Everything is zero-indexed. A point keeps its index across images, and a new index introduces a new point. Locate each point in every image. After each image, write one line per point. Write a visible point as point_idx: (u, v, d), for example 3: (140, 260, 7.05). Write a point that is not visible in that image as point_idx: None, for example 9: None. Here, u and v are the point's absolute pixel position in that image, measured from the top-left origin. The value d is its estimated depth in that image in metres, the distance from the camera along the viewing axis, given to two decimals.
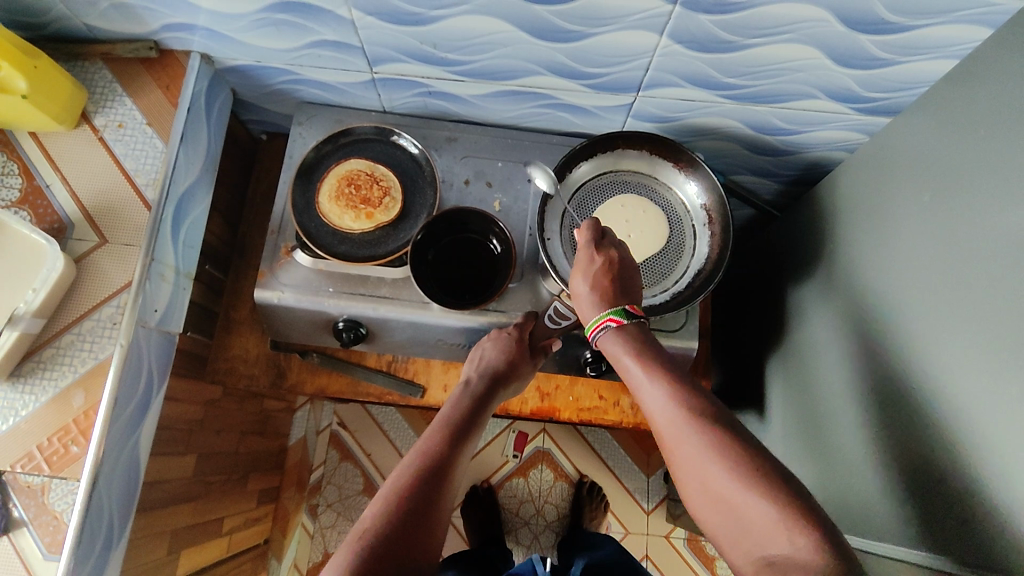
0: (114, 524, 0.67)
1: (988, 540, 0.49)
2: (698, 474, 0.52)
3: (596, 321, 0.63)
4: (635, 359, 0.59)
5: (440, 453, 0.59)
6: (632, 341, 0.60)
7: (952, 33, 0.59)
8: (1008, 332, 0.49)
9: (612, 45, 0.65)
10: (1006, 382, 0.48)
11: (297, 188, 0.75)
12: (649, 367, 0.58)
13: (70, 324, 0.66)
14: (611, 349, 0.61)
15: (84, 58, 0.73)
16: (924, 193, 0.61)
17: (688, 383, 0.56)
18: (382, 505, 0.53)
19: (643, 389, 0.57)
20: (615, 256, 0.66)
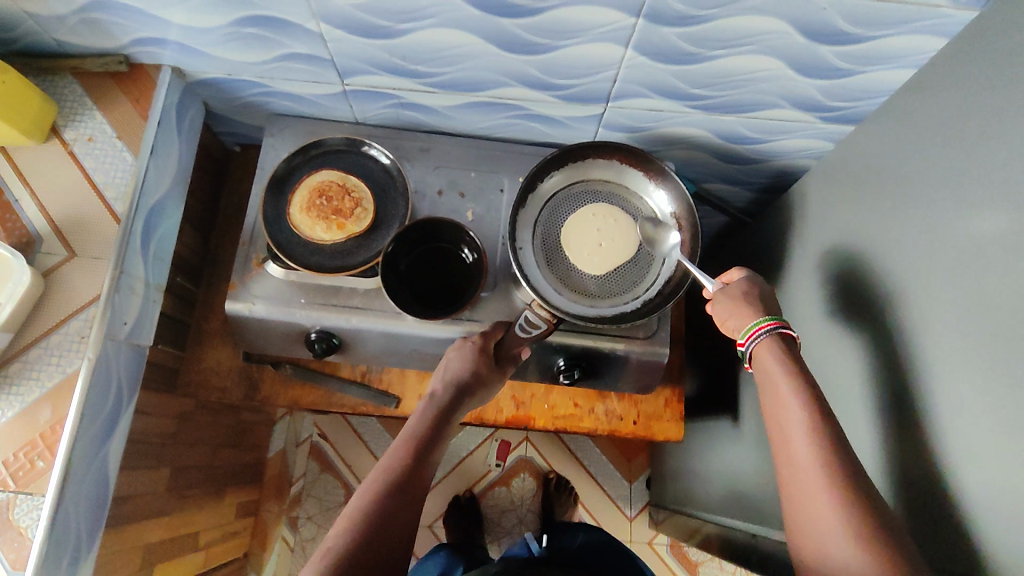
0: (82, 540, 0.67)
1: (952, 541, 0.50)
2: (816, 517, 0.50)
3: (763, 322, 0.61)
4: (788, 386, 0.56)
5: (402, 475, 0.59)
6: (791, 370, 0.57)
7: (908, 44, 0.61)
8: (968, 337, 0.50)
9: (579, 57, 0.66)
10: (967, 384, 0.49)
11: (268, 199, 0.75)
12: (809, 415, 0.54)
13: (37, 338, 0.66)
14: (768, 365, 0.59)
15: (53, 73, 0.73)
16: (888, 202, 0.62)
17: (834, 424, 0.54)
18: (344, 532, 0.54)
19: (789, 417, 0.55)
20: (760, 280, 0.67)
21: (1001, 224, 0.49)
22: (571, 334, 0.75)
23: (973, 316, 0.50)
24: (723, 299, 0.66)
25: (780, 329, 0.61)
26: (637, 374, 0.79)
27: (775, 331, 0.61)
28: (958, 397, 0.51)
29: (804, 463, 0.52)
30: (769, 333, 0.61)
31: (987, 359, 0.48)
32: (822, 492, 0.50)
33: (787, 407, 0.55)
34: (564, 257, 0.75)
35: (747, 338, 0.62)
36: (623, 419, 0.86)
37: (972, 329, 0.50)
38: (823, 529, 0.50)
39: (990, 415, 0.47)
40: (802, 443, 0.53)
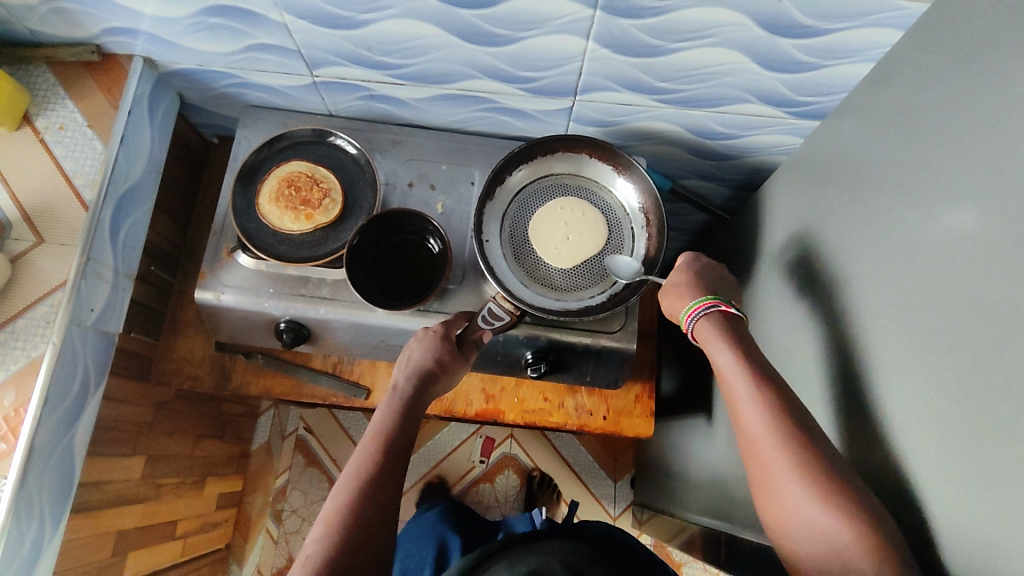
0: (46, 521, 0.68)
1: (913, 539, 0.50)
2: (778, 479, 0.54)
3: (700, 303, 0.67)
4: (733, 366, 0.61)
5: (377, 470, 0.58)
6: (733, 346, 0.63)
7: (867, 37, 0.61)
8: (928, 335, 0.49)
9: (543, 50, 0.66)
10: (923, 379, 0.49)
11: (237, 191, 0.75)
12: (754, 385, 0.59)
13: (4, 323, 0.67)
14: (711, 346, 0.64)
15: (27, 62, 0.74)
16: (852, 196, 0.61)
17: (778, 389, 0.58)
18: (326, 534, 0.53)
19: (738, 391, 0.60)
20: (699, 262, 0.73)
21: (963, 223, 0.47)
22: (540, 327, 0.74)
23: (933, 313, 0.49)
24: (668, 290, 0.72)
25: (715, 309, 0.67)
26: (606, 368, 0.79)
27: (713, 310, 0.66)
28: (915, 392, 0.50)
29: (758, 429, 0.57)
30: (705, 312, 0.67)
31: (946, 358, 0.47)
32: (779, 455, 0.55)
33: (735, 382, 0.60)
34: (532, 250, 0.75)
35: (687, 317, 0.68)
36: (593, 414, 0.85)
37: (931, 327, 0.49)
38: (795, 501, 0.53)
39: (947, 413, 0.47)
40: (754, 414, 0.58)
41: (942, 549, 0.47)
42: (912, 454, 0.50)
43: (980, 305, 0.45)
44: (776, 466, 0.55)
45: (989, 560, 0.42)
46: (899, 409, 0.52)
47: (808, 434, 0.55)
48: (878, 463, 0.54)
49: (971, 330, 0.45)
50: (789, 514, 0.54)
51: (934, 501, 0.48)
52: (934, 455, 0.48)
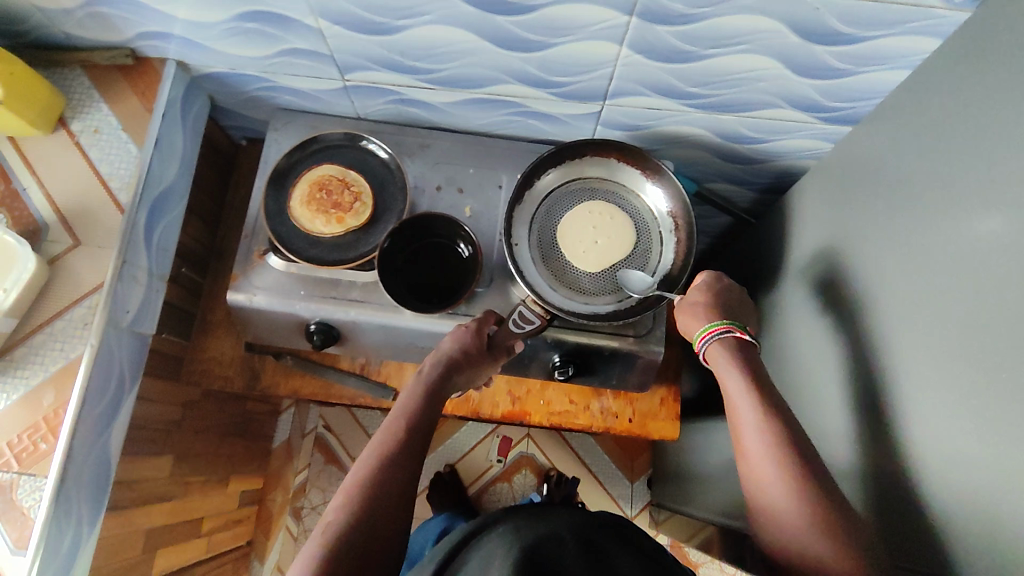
0: (84, 520, 0.69)
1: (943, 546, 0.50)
2: (775, 502, 0.57)
3: (713, 326, 0.68)
4: (737, 383, 0.63)
5: (397, 452, 0.58)
6: (740, 368, 0.64)
7: (902, 44, 0.61)
8: (962, 343, 0.50)
9: (576, 55, 0.66)
10: (957, 386, 0.50)
11: (269, 194, 0.76)
12: (757, 404, 0.61)
13: (42, 323, 0.68)
14: (719, 365, 0.66)
15: (62, 66, 0.75)
16: (883, 202, 0.62)
17: (779, 410, 0.60)
18: (344, 504, 0.53)
19: (743, 412, 0.61)
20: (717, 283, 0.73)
21: (996, 229, 0.48)
22: (567, 330, 0.74)
23: (969, 321, 0.49)
24: (682, 311, 0.72)
25: (731, 334, 0.67)
26: (632, 372, 0.79)
27: (726, 335, 0.67)
28: (949, 398, 0.50)
29: (757, 452, 0.59)
30: (718, 337, 0.67)
31: (981, 363, 0.48)
32: (777, 479, 0.57)
33: (739, 398, 0.62)
34: (560, 254, 0.76)
35: (699, 340, 0.69)
36: (618, 417, 0.86)
37: (965, 333, 0.50)
38: (786, 514, 0.56)
39: (983, 419, 0.47)
40: (755, 433, 0.59)
41: (974, 556, 0.47)
42: (942, 459, 0.51)
43: (1014, 311, 0.45)
44: (772, 490, 0.57)
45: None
46: (931, 415, 0.52)
47: (808, 462, 0.57)
48: (906, 468, 0.55)
49: (1004, 336, 0.46)
50: (781, 536, 0.56)
51: (965, 507, 0.48)
52: (968, 461, 0.48)
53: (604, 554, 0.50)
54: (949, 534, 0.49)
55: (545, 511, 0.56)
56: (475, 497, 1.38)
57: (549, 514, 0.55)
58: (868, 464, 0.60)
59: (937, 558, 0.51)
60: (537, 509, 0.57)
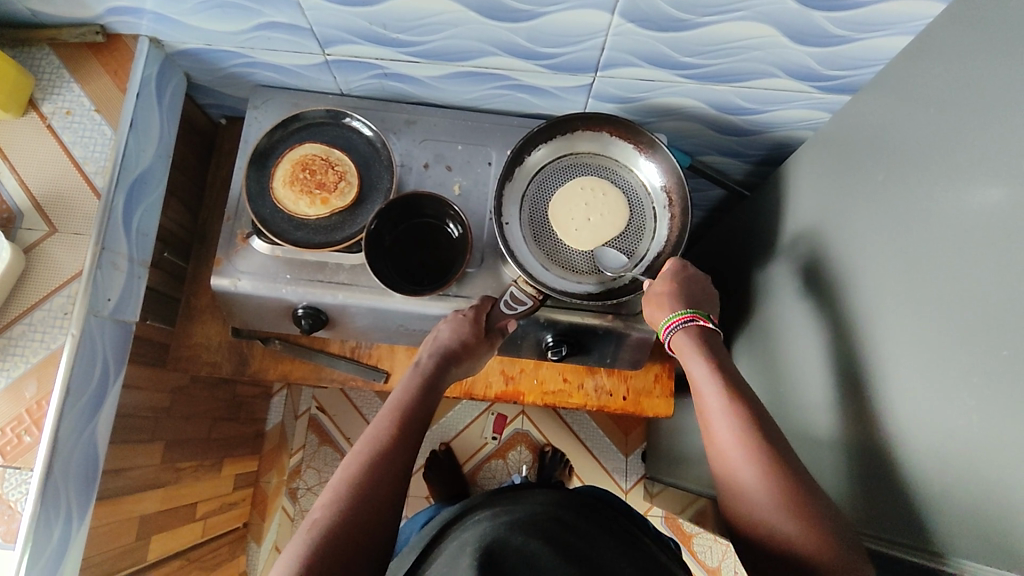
0: (72, 512, 0.68)
1: (921, 523, 0.50)
2: (748, 485, 0.55)
3: (676, 316, 0.67)
4: (704, 372, 0.63)
5: (392, 443, 0.57)
6: (706, 357, 0.64)
7: (905, 10, 0.58)
8: (949, 316, 0.49)
9: (565, 25, 0.64)
10: (943, 360, 0.49)
11: (251, 174, 0.74)
12: (725, 394, 0.60)
13: (21, 314, 0.66)
14: (685, 355, 0.65)
15: (29, 44, 0.72)
16: (879, 173, 0.60)
17: (746, 399, 0.60)
18: (334, 501, 0.52)
19: (709, 400, 0.61)
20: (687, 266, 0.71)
21: (994, 199, 0.47)
22: (559, 310, 0.73)
23: (957, 295, 0.49)
24: (648, 305, 0.71)
25: (694, 323, 0.66)
26: (625, 350, 0.78)
27: (691, 323, 0.66)
28: (936, 373, 0.50)
29: (726, 437, 0.58)
30: (682, 325, 0.66)
31: (970, 336, 0.47)
32: (746, 463, 0.56)
33: (708, 388, 0.62)
34: (552, 233, 0.74)
35: (665, 329, 0.68)
36: (613, 395, 0.85)
37: (955, 306, 0.49)
38: (756, 499, 0.55)
39: (972, 394, 0.46)
40: (723, 422, 0.59)
41: (950, 531, 0.47)
42: (924, 432, 0.50)
43: (1007, 283, 0.44)
44: (742, 473, 0.56)
45: (1005, 545, 0.43)
46: (918, 390, 0.51)
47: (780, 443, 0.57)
48: (891, 444, 0.54)
49: (996, 309, 0.45)
50: (755, 520, 0.55)
51: (944, 484, 0.48)
52: (953, 437, 0.47)
53: (576, 550, 0.49)
54: (931, 510, 0.49)
55: (524, 493, 0.55)
56: (470, 475, 1.39)
57: (526, 497, 0.54)
58: (853, 440, 0.59)
59: (917, 534, 0.51)
60: (515, 493, 0.56)
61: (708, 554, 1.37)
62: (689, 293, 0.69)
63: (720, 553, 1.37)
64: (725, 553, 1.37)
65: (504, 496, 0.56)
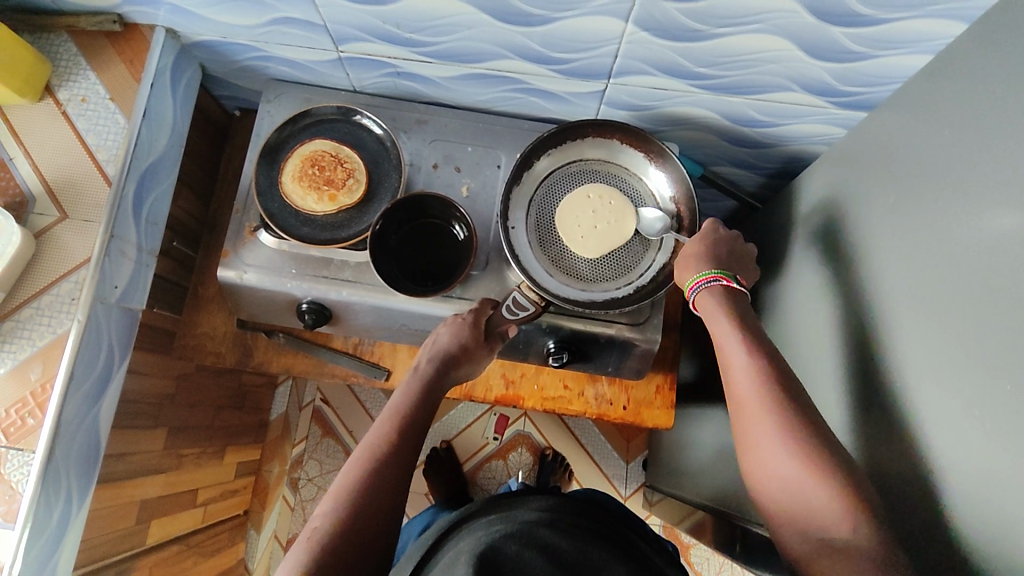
0: (73, 493, 0.69)
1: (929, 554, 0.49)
2: (774, 457, 0.54)
3: (700, 277, 0.66)
4: (732, 338, 0.61)
5: (390, 451, 0.57)
6: (733, 320, 0.62)
7: (924, 28, 0.57)
8: (963, 343, 0.48)
9: (579, 31, 0.63)
10: (954, 390, 0.48)
11: (261, 169, 0.74)
12: (755, 359, 0.58)
13: (29, 298, 0.67)
14: (712, 315, 0.63)
15: (48, 30, 0.72)
16: (890, 194, 0.59)
17: (776, 364, 0.58)
18: (333, 511, 0.52)
19: (736, 365, 0.59)
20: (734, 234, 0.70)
21: (1007, 226, 0.46)
22: (561, 316, 0.73)
23: (971, 322, 0.48)
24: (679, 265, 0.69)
25: (719, 283, 0.65)
26: (629, 359, 0.78)
27: (714, 284, 0.65)
28: (948, 403, 0.49)
29: (747, 395, 0.57)
30: (708, 285, 0.65)
31: (983, 365, 0.46)
32: (768, 421, 0.55)
33: (737, 355, 0.60)
34: (557, 239, 0.74)
35: (690, 289, 0.66)
36: (613, 404, 0.85)
37: (967, 332, 0.48)
38: (784, 470, 0.54)
39: (985, 426, 0.45)
40: (750, 388, 0.57)
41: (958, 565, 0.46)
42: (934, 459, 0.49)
43: (1018, 313, 0.43)
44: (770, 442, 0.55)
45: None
46: (931, 419, 0.51)
47: (801, 411, 0.55)
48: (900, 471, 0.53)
49: (1008, 340, 0.44)
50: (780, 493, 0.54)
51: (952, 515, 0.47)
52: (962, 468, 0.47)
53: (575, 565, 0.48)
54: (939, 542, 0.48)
55: (522, 501, 0.55)
56: (470, 474, 1.39)
57: (522, 504, 0.55)
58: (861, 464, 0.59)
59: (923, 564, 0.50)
60: (511, 499, 0.56)
61: (704, 566, 1.37)
62: (715, 253, 0.67)
63: (717, 565, 1.36)
64: (722, 565, 1.36)
65: (503, 504, 0.56)
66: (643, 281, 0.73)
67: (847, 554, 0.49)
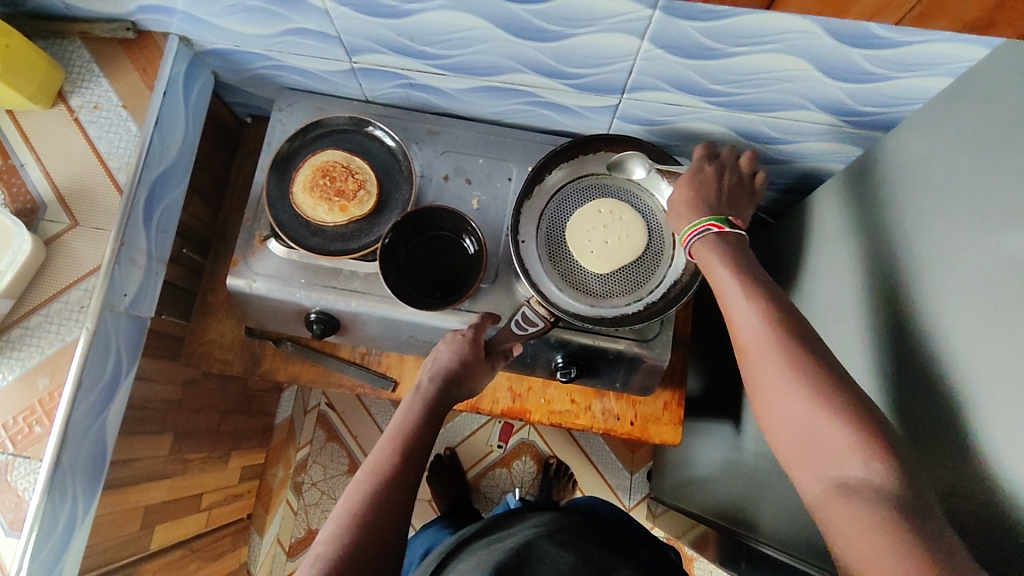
0: (78, 501, 0.69)
1: None
2: (777, 391, 0.49)
3: (690, 230, 0.62)
4: (728, 277, 0.56)
5: (393, 473, 0.57)
6: (730, 261, 0.58)
7: (943, 51, 0.56)
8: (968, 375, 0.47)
9: (593, 47, 0.63)
10: (961, 422, 0.47)
11: (273, 179, 0.74)
12: (752, 292, 0.54)
13: (39, 305, 0.67)
14: (708, 261, 0.59)
15: (61, 36, 0.72)
16: (905, 217, 0.58)
17: (775, 299, 0.54)
18: (338, 536, 0.52)
19: (734, 304, 0.55)
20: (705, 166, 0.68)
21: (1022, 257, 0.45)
22: (570, 331, 0.73)
23: (975, 353, 0.47)
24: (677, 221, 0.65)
25: (713, 231, 0.61)
26: (637, 375, 0.77)
27: (707, 232, 0.61)
28: (956, 433, 0.48)
29: (749, 334, 0.53)
30: (701, 235, 0.61)
31: (987, 398, 0.45)
32: (773, 361, 0.50)
33: (731, 292, 0.55)
34: (568, 253, 0.73)
35: (687, 246, 0.63)
36: (620, 419, 0.84)
37: (973, 362, 0.47)
38: (787, 410, 0.49)
39: (990, 458, 0.44)
40: (750, 324, 0.53)
41: None
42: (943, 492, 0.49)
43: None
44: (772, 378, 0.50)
45: None
46: (939, 448, 0.49)
47: (803, 344, 0.50)
48: None
49: (1014, 374, 0.43)
50: (789, 438, 0.49)
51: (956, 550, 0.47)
52: (972, 499, 0.46)
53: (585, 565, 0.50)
54: None
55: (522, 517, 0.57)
56: (474, 481, 1.39)
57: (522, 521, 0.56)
58: None
59: None
60: (511, 518, 0.58)
61: None
62: (705, 199, 0.65)
63: None
64: None
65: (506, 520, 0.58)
66: (653, 295, 0.72)
67: (860, 494, 0.43)
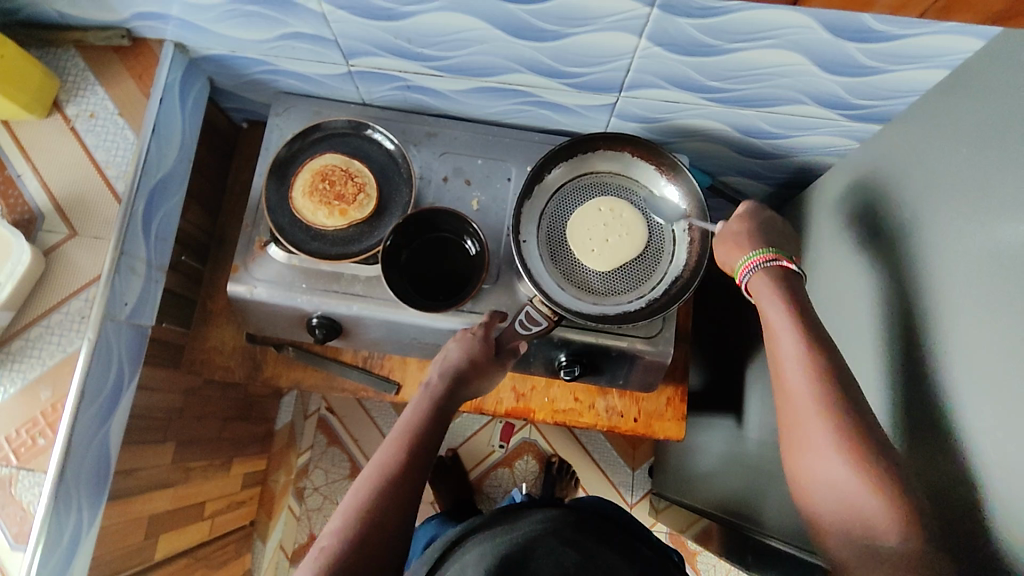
0: (83, 512, 0.68)
1: None
2: (817, 446, 0.51)
3: (754, 257, 0.60)
4: (784, 320, 0.56)
5: (401, 468, 0.57)
6: (787, 302, 0.57)
7: (939, 44, 0.57)
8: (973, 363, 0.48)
9: (591, 46, 0.63)
10: (966, 410, 0.48)
11: (272, 184, 0.74)
12: (802, 343, 0.54)
13: (39, 316, 0.67)
14: (761, 297, 0.59)
15: (55, 45, 0.72)
16: (905, 209, 0.59)
17: (827, 350, 0.54)
18: (344, 528, 0.52)
19: (785, 350, 0.55)
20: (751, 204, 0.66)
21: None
22: (573, 330, 0.73)
23: (981, 342, 0.47)
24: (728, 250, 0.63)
25: (777, 263, 0.59)
26: (640, 372, 0.78)
27: (773, 264, 0.59)
28: (962, 422, 0.48)
29: (797, 382, 0.53)
30: (763, 266, 0.59)
31: (993, 387, 0.45)
32: (815, 420, 0.52)
33: (782, 338, 0.56)
34: (569, 252, 0.73)
35: (744, 272, 0.61)
36: (624, 416, 0.85)
37: (977, 351, 0.47)
38: (827, 465, 0.50)
39: (996, 445, 0.45)
40: (798, 376, 0.54)
41: None
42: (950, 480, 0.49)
43: None
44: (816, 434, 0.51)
45: None
46: (946, 437, 0.50)
47: (850, 406, 0.51)
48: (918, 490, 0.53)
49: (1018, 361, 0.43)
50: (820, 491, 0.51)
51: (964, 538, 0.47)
52: (978, 486, 0.46)
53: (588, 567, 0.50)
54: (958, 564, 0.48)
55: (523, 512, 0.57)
56: (476, 481, 1.39)
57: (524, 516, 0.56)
58: None
59: None
60: (512, 512, 0.58)
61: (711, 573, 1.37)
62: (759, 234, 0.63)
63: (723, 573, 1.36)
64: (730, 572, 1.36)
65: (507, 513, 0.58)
66: (655, 292, 0.72)
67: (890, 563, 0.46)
